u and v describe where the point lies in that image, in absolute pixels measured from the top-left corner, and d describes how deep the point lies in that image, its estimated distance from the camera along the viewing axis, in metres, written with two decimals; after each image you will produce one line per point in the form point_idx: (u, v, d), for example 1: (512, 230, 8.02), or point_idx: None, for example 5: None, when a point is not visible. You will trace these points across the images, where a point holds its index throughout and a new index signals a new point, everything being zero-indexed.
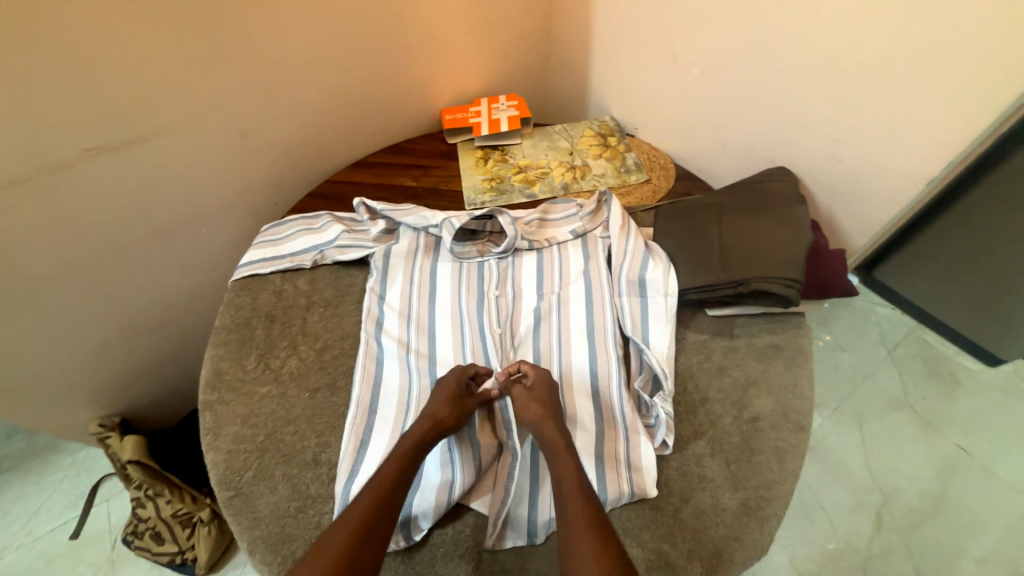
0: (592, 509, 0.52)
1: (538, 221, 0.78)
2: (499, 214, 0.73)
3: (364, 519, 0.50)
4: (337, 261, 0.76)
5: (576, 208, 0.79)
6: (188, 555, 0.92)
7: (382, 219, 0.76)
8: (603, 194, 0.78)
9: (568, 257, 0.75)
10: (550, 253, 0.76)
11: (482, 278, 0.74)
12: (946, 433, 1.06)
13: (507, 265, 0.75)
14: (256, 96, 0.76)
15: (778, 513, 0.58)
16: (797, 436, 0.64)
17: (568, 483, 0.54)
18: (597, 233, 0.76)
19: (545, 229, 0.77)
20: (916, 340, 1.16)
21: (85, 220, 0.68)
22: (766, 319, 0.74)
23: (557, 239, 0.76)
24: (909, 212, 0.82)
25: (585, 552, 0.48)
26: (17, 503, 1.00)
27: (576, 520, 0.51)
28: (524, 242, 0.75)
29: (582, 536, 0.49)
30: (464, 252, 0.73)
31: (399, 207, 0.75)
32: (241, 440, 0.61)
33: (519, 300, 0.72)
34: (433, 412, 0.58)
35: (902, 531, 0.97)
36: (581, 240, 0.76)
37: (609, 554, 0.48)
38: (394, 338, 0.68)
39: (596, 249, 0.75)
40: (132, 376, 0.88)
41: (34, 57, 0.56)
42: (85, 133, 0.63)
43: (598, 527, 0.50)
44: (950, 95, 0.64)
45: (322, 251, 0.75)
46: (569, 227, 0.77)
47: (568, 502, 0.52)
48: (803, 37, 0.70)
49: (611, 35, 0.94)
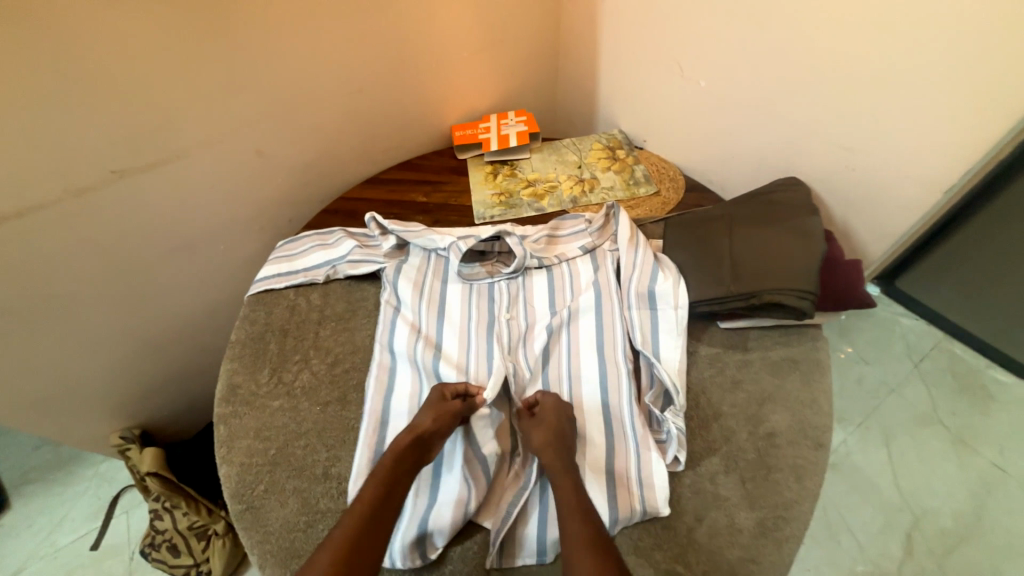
0: (592, 529, 0.51)
1: (547, 239, 0.78)
2: (505, 235, 0.73)
3: (349, 539, 0.49)
4: (349, 276, 0.77)
5: (586, 222, 0.79)
6: (203, 567, 0.93)
7: (393, 237, 0.76)
8: (612, 207, 0.78)
9: (576, 272, 0.75)
10: (559, 270, 0.76)
11: (492, 297, 0.74)
12: (980, 450, 1.01)
13: (518, 285, 0.75)
14: (272, 118, 0.78)
15: (798, 534, 0.56)
16: (815, 453, 0.62)
17: (569, 503, 0.54)
18: (607, 250, 0.76)
19: (554, 246, 0.77)
20: (943, 353, 1.11)
21: (109, 238, 0.71)
22: (781, 332, 0.72)
23: (566, 256, 0.76)
24: (929, 221, 0.80)
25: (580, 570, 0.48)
26: (42, 513, 1.02)
27: (574, 541, 0.50)
28: (534, 261, 0.75)
29: (579, 557, 0.49)
30: (473, 274, 0.74)
31: (410, 228, 0.75)
32: (253, 453, 0.62)
33: (532, 317, 0.73)
34: (415, 422, 0.58)
35: (936, 554, 0.92)
36: (591, 256, 0.76)
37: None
38: (405, 347, 0.68)
39: (605, 266, 0.75)
40: (152, 389, 0.91)
41: (65, 86, 0.59)
42: (112, 156, 0.66)
43: (596, 547, 0.49)
44: (965, 100, 0.62)
45: (336, 267, 0.76)
46: (579, 243, 0.77)
47: (567, 522, 0.52)
48: (810, 48, 0.70)
49: (618, 50, 0.96)
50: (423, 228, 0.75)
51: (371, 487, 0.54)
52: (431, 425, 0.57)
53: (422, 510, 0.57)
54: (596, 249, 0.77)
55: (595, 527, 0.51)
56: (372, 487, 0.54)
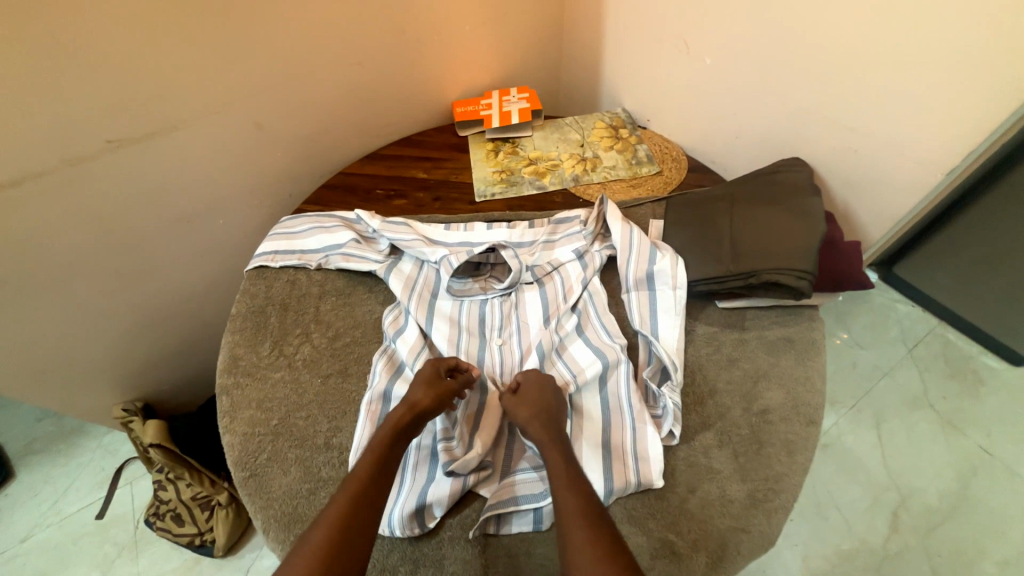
0: (584, 498, 0.50)
1: (541, 245, 0.75)
2: (501, 248, 0.72)
3: (346, 512, 0.48)
4: (341, 268, 0.76)
5: (581, 222, 0.78)
6: (207, 536, 0.95)
7: (385, 242, 0.75)
8: (603, 201, 0.76)
9: (570, 279, 0.73)
10: (552, 281, 0.72)
11: (483, 318, 0.72)
12: (968, 432, 1.04)
13: (511, 304, 0.72)
14: (268, 89, 0.77)
15: (787, 505, 0.58)
16: (807, 430, 0.63)
17: (558, 474, 0.53)
18: (596, 252, 0.74)
19: (548, 252, 0.75)
20: (937, 338, 1.12)
21: (106, 210, 0.71)
22: (778, 312, 0.73)
23: (558, 262, 0.74)
24: (930, 205, 0.80)
25: (578, 536, 0.47)
26: (47, 483, 1.04)
27: (569, 512, 0.49)
28: (529, 276, 0.72)
29: (575, 526, 0.48)
30: (466, 288, 0.72)
31: (403, 233, 0.73)
32: (255, 424, 0.63)
33: (525, 342, 0.69)
34: (411, 397, 0.58)
35: (920, 532, 0.95)
36: (582, 260, 0.74)
37: (604, 541, 0.46)
38: (409, 344, 0.67)
39: (595, 266, 0.73)
40: (152, 363, 0.91)
41: (57, 52, 0.58)
42: (107, 125, 0.65)
43: (591, 515, 0.49)
44: (973, 82, 0.61)
45: (335, 254, 0.75)
46: (572, 247, 0.75)
47: (560, 495, 0.51)
48: (819, 25, 0.69)
49: (623, 25, 0.93)
50: (413, 238, 0.73)
51: (367, 463, 0.53)
52: (430, 402, 0.58)
53: (421, 483, 0.58)
54: (589, 252, 0.74)
55: (588, 497, 0.51)
56: (367, 463, 0.53)
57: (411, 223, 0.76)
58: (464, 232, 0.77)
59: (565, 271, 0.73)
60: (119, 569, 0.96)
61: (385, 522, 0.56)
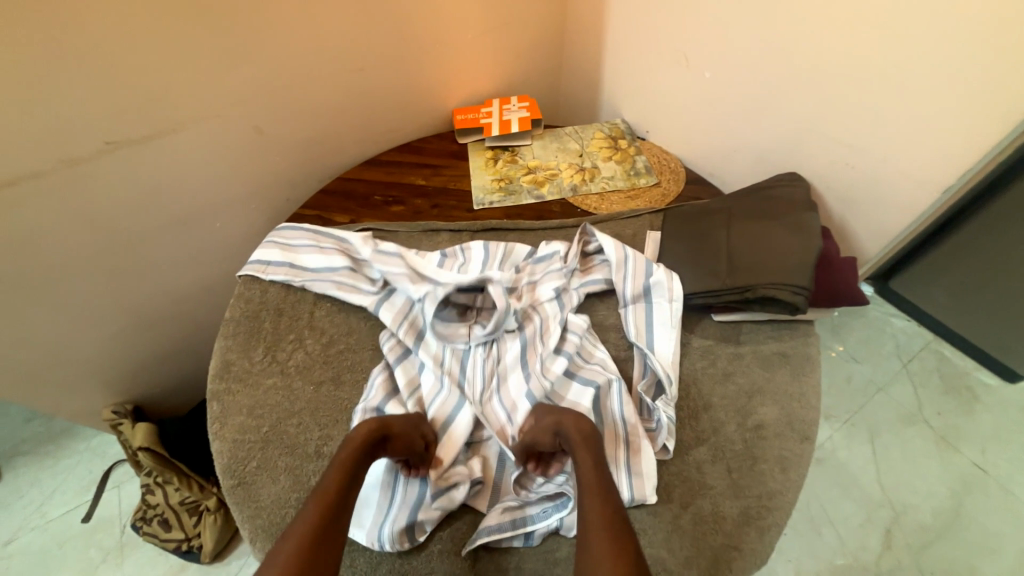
0: (610, 507, 0.50)
1: (522, 285, 0.73)
2: (488, 282, 0.68)
3: (314, 525, 0.48)
4: (327, 293, 0.74)
5: (561, 258, 0.75)
6: (194, 542, 0.93)
7: (376, 273, 0.73)
8: (586, 228, 0.76)
9: (551, 318, 0.69)
10: (533, 322, 0.69)
11: (462, 371, 0.67)
12: (962, 449, 1.03)
13: (493, 352, 0.68)
14: (270, 93, 0.77)
15: (780, 523, 0.58)
16: (801, 446, 0.63)
17: (588, 480, 0.52)
18: (575, 292, 0.72)
19: (530, 291, 0.72)
20: (932, 353, 1.13)
21: (102, 211, 0.70)
22: (773, 326, 0.73)
23: (538, 301, 0.71)
24: (924, 222, 0.80)
25: (598, 544, 0.47)
26: (33, 485, 1.03)
27: (593, 519, 0.49)
28: (513, 320, 0.68)
29: (597, 534, 0.48)
30: (450, 332, 0.68)
31: (392, 261, 0.72)
32: (246, 431, 0.63)
33: (509, 399, 0.64)
34: (383, 417, 0.57)
35: (913, 549, 0.95)
36: (561, 298, 0.71)
37: (626, 553, 0.46)
38: (406, 376, 0.65)
39: (572, 305, 0.71)
40: (143, 365, 0.90)
41: (58, 52, 0.58)
42: (106, 126, 0.65)
43: (615, 525, 0.48)
44: (968, 101, 0.63)
45: (328, 278, 0.73)
46: (551, 284, 0.72)
47: (586, 501, 0.51)
48: (817, 41, 0.70)
49: (624, 36, 0.94)
50: (401, 271, 0.71)
51: (334, 476, 0.52)
52: (401, 424, 0.58)
53: (410, 501, 0.57)
54: (566, 292, 0.72)
55: (614, 506, 0.50)
56: (333, 477, 0.52)
57: (404, 253, 0.73)
58: (457, 260, 0.74)
59: (545, 311, 0.70)
60: (103, 575, 0.95)
61: (374, 536, 0.55)
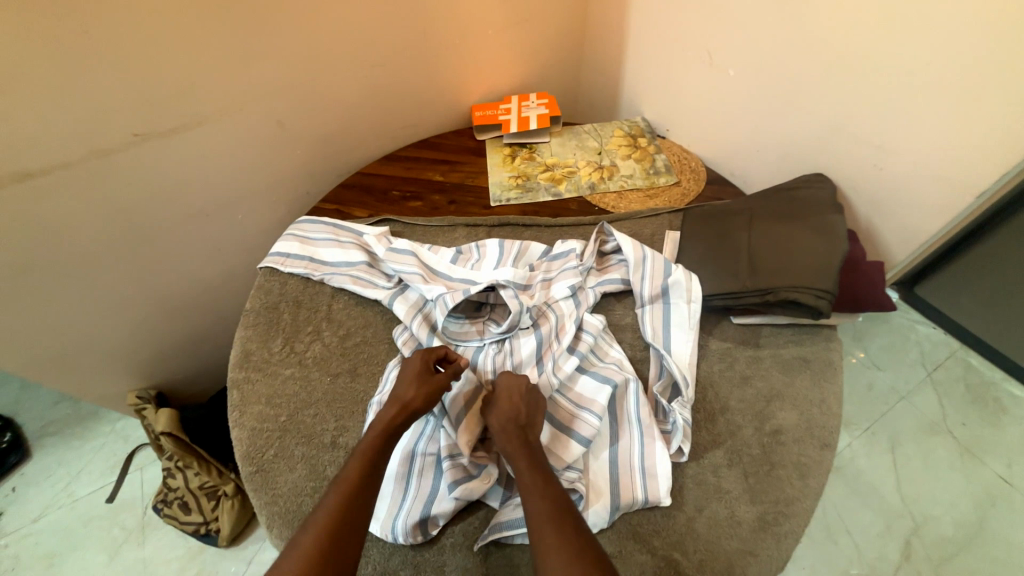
0: (552, 500, 0.51)
1: (536, 282, 0.72)
2: (500, 287, 0.68)
3: (336, 517, 0.49)
4: (343, 288, 0.74)
5: (577, 257, 0.74)
6: (212, 526, 0.96)
7: (393, 271, 0.74)
8: (603, 226, 0.76)
9: (567, 319, 0.68)
10: (548, 322, 0.67)
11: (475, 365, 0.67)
12: (989, 462, 1.00)
13: (506, 350, 0.67)
14: (292, 88, 0.78)
15: (797, 531, 0.56)
16: (820, 452, 0.61)
17: (526, 476, 0.53)
18: (590, 291, 0.72)
19: (544, 289, 0.71)
20: (959, 362, 1.09)
21: (130, 201, 0.72)
22: (794, 330, 0.71)
23: (552, 299, 0.70)
24: (956, 226, 0.78)
25: (548, 540, 0.48)
26: (61, 465, 1.06)
27: (538, 515, 0.50)
28: (527, 319, 0.67)
29: (549, 533, 0.48)
30: (462, 331, 0.69)
31: (404, 262, 0.73)
32: (265, 419, 0.64)
33: None
34: (400, 396, 0.58)
35: (934, 562, 0.92)
36: (576, 297, 0.71)
37: (572, 545, 0.47)
38: None
39: (589, 304, 0.70)
40: (166, 353, 0.92)
41: (91, 46, 0.59)
42: (135, 119, 0.67)
43: (559, 519, 0.49)
44: (1006, 100, 0.60)
45: (346, 273, 0.74)
46: (567, 282, 0.71)
47: (530, 504, 0.51)
48: (847, 38, 0.68)
49: (646, 33, 0.93)
50: (413, 270, 0.71)
51: (356, 466, 0.53)
52: (420, 401, 0.58)
53: (425, 495, 0.57)
54: (581, 291, 0.71)
55: (555, 498, 0.51)
56: (357, 465, 0.53)
57: (417, 250, 0.75)
58: (473, 257, 0.75)
59: (560, 310, 0.68)
60: (125, 553, 0.98)
61: (390, 528, 0.55)
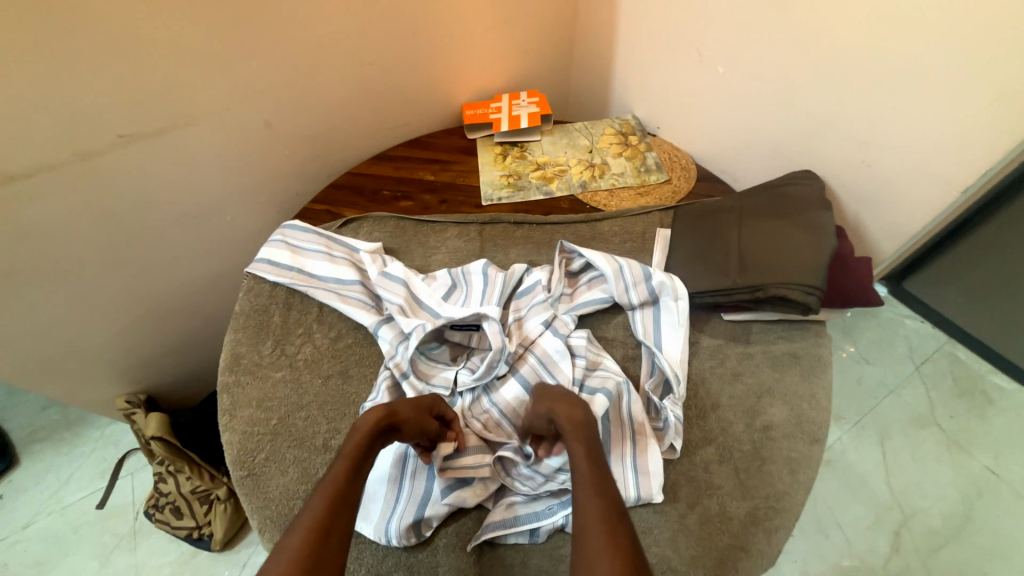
0: (606, 500, 0.47)
1: (509, 324, 0.69)
2: (486, 319, 0.66)
3: (318, 519, 0.47)
4: (335, 308, 0.72)
5: (544, 288, 0.72)
6: (205, 530, 0.95)
7: (381, 299, 0.72)
8: (565, 245, 0.75)
9: (548, 353, 0.66)
10: (527, 363, 0.65)
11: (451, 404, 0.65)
12: (975, 452, 1.02)
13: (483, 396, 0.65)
14: (280, 87, 0.77)
15: (788, 525, 0.57)
16: (811, 448, 0.62)
17: (582, 474, 0.50)
18: (566, 316, 0.70)
19: (518, 329, 0.69)
20: (945, 356, 1.11)
21: (115, 204, 0.71)
22: (784, 326, 0.72)
23: (530, 339, 0.67)
24: (941, 221, 0.79)
25: (596, 540, 0.44)
26: (49, 471, 1.05)
27: (590, 513, 0.46)
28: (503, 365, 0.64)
29: (594, 528, 0.45)
30: (433, 366, 0.67)
31: (388, 288, 0.71)
32: (255, 423, 0.63)
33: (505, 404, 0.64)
34: (393, 406, 0.56)
35: (922, 552, 0.93)
36: (553, 328, 0.68)
37: (622, 549, 0.43)
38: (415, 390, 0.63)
39: (567, 328, 0.68)
40: (155, 356, 0.91)
41: (72, 46, 0.58)
42: (120, 119, 0.66)
43: (612, 520, 0.45)
44: (992, 97, 0.61)
45: (333, 289, 0.72)
46: (539, 318, 0.68)
47: (580, 495, 0.48)
48: (833, 35, 0.68)
49: (636, 30, 0.93)
50: (398, 299, 0.70)
51: (341, 467, 0.52)
52: (409, 413, 0.56)
53: (417, 498, 0.58)
54: (557, 319, 0.69)
55: (609, 499, 0.47)
56: (343, 467, 0.52)
57: (409, 279, 0.72)
58: (460, 296, 0.72)
59: (538, 348, 0.67)
60: (116, 560, 0.97)
61: (382, 530, 0.55)
